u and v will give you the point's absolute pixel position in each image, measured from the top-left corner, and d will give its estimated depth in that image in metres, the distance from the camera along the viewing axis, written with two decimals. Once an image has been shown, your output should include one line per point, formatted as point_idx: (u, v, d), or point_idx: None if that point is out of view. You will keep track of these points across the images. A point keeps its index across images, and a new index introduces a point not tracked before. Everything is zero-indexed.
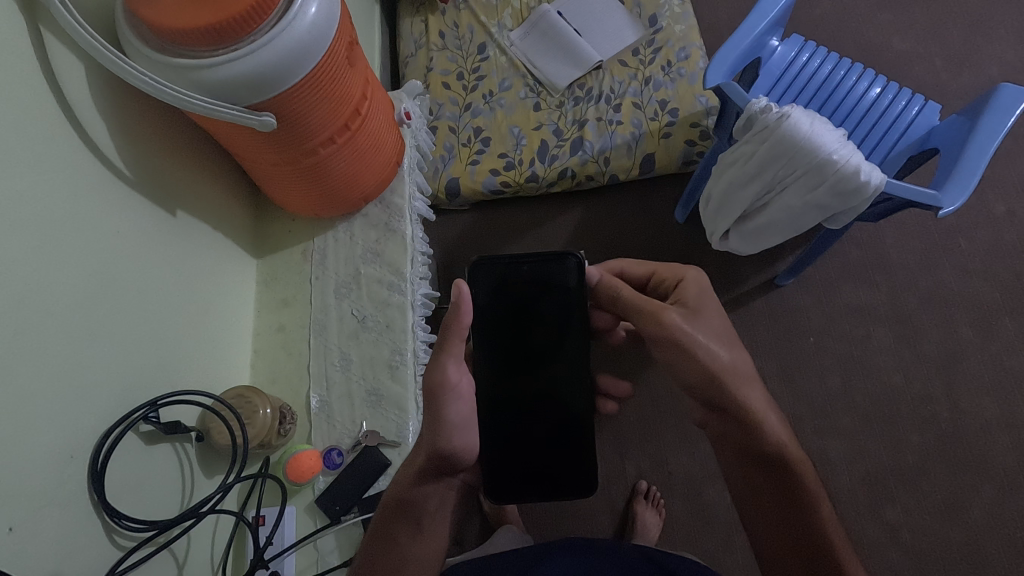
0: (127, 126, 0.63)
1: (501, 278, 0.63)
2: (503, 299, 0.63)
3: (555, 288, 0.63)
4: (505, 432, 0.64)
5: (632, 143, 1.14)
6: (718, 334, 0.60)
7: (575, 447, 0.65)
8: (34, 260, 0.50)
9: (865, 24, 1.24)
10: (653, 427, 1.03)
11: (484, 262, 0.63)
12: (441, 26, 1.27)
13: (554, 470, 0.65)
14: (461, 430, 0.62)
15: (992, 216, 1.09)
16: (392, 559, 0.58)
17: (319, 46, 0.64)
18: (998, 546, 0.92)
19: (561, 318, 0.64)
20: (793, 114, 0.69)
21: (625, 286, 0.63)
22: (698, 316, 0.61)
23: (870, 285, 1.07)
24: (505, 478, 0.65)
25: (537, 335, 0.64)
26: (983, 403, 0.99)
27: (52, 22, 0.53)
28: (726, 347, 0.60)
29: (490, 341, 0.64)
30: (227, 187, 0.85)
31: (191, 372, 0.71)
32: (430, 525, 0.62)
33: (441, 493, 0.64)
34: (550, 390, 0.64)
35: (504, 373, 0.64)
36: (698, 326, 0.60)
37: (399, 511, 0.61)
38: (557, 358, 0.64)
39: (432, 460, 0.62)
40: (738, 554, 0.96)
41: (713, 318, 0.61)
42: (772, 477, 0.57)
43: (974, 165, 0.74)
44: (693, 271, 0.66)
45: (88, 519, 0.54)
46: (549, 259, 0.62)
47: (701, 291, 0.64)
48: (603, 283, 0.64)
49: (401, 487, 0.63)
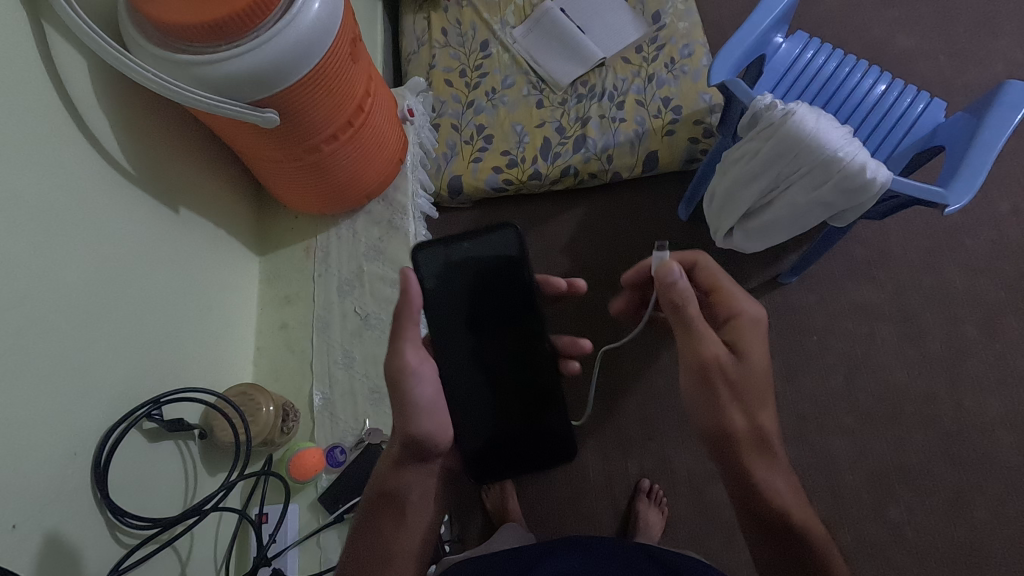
0: (129, 122, 0.63)
1: (445, 262, 0.63)
2: (452, 281, 0.63)
3: (498, 262, 0.64)
4: (477, 417, 0.65)
5: (635, 140, 1.13)
6: (754, 385, 0.60)
7: (543, 417, 0.68)
8: (37, 257, 0.50)
9: (870, 21, 1.23)
10: (656, 425, 1.03)
11: (426, 249, 0.62)
12: (444, 23, 1.26)
13: (527, 442, 0.68)
14: (429, 413, 0.60)
15: (998, 214, 1.08)
16: (379, 554, 0.57)
17: (323, 42, 0.64)
18: (1001, 545, 0.92)
19: (511, 291, 0.64)
20: (798, 111, 0.69)
21: (695, 303, 0.61)
22: (739, 362, 0.60)
23: (874, 284, 1.07)
24: (486, 460, 0.67)
25: (491, 314, 0.64)
26: (988, 402, 0.99)
27: (55, 17, 0.53)
28: (755, 402, 0.59)
29: (446, 326, 0.63)
30: (230, 183, 0.85)
31: (195, 370, 0.71)
32: (415, 515, 0.60)
33: (422, 479, 0.62)
34: (515, 367, 0.65)
35: (466, 357, 0.64)
36: (736, 372, 0.60)
37: (383, 504, 0.60)
38: (515, 333, 0.65)
39: (409, 448, 0.61)
40: (741, 553, 0.96)
41: (756, 365, 0.60)
42: (782, 538, 0.56)
43: (981, 162, 0.73)
44: (754, 309, 0.63)
45: (91, 517, 0.53)
46: (487, 233, 0.63)
47: (751, 333, 0.62)
48: (678, 287, 0.60)
49: (381, 478, 0.61)
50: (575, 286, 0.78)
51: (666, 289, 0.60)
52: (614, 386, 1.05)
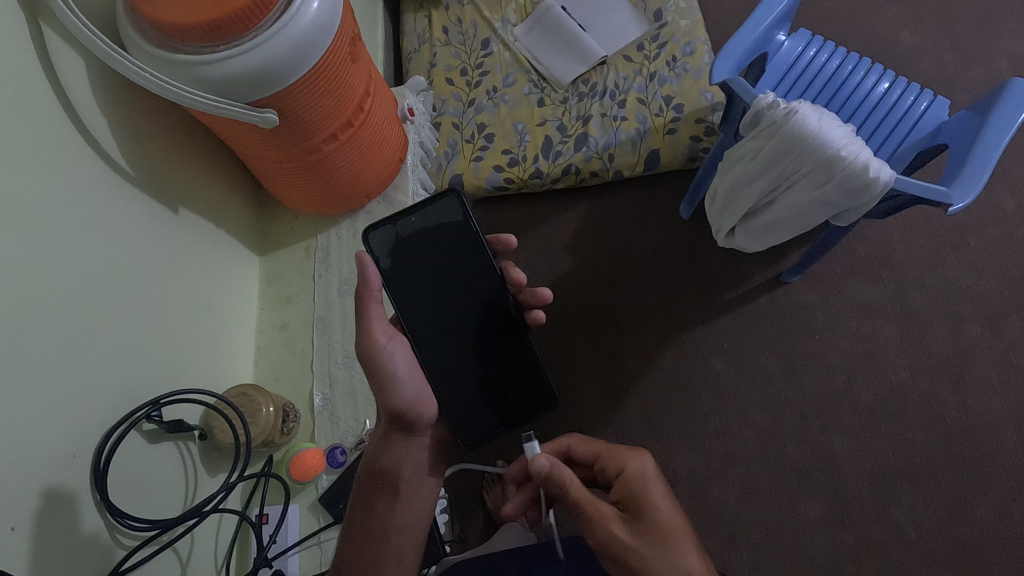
0: (127, 122, 0.63)
1: (397, 238, 0.65)
2: (406, 256, 0.65)
3: (446, 228, 0.66)
4: (455, 376, 0.66)
5: (636, 139, 1.13)
6: (668, 538, 0.52)
7: (519, 370, 0.68)
8: (35, 259, 0.49)
9: (874, 19, 1.22)
10: (657, 424, 1.02)
11: (376, 229, 0.65)
12: (445, 21, 1.26)
13: (509, 398, 0.68)
14: (408, 382, 0.64)
15: (1002, 213, 1.08)
16: (376, 529, 0.61)
17: (322, 41, 0.64)
18: (1005, 545, 0.91)
19: (464, 254, 0.66)
20: (800, 110, 0.69)
21: (576, 480, 0.56)
22: (644, 521, 0.53)
23: (877, 283, 1.07)
24: (472, 421, 0.67)
25: (449, 280, 0.66)
26: (991, 401, 0.99)
27: (52, 16, 0.53)
28: (670, 551, 0.51)
29: (408, 298, 0.65)
30: (230, 183, 0.85)
31: (196, 371, 0.71)
32: (408, 489, 0.64)
33: (413, 454, 0.66)
34: (484, 328, 0.66)
35: (432, 322, 0.66)
36: (645, 535, 0.52)
37: (377, 481, 0.64)
38: (477, 294, 0.66)
39: (392, 421, 0.65)
40: (743, 554, 0.95)
41: (664, 518, 0.53)
42: None
43: (985, 160, 0.72)
44: (637, 457, 0.58)
45: (90, 519, 0.53)
46: (429, 203, 0.65)
47: (645, 482, 0.56)
48: (552, 474, 0.56)
49: (372, 456, 0.66)
50: (511, 276, 0.71)
51: (544, 480, 0.57)
52: (616, 385, 1.05)
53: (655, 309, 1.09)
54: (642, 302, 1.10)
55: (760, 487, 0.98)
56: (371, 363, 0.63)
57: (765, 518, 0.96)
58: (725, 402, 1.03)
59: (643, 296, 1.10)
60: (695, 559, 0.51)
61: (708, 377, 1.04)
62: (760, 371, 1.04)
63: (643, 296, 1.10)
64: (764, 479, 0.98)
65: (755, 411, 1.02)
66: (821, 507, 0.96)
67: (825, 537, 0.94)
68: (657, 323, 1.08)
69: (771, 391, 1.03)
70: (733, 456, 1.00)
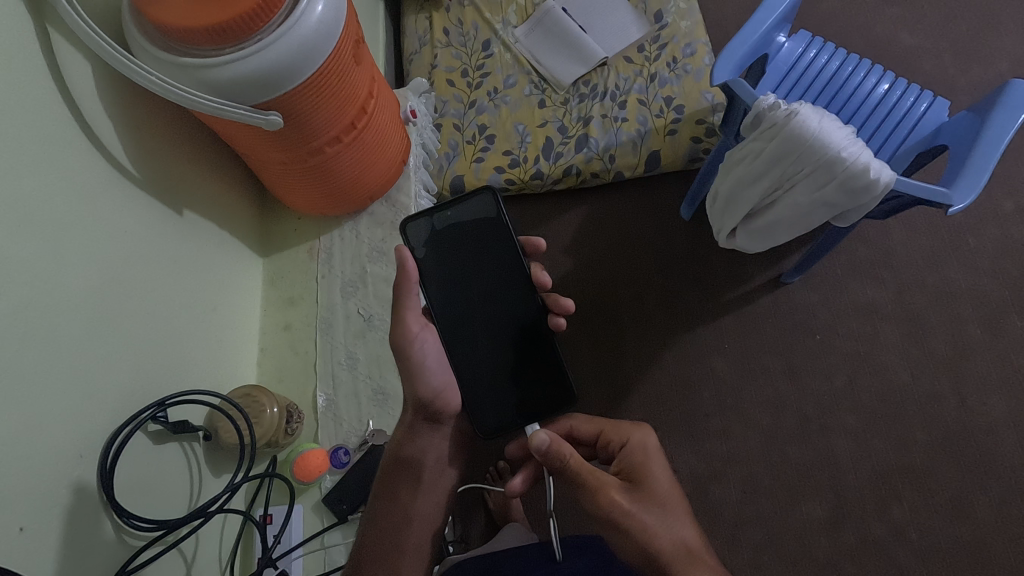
0: (133, 126, 0.63)
1: (431, 230, 0.67)
2: (439, 248, 0.66)
3: (479, 224, 0.67)
4: (478, 369, 0.66)
5: (637, 140, 1.13)
6: (666, 507, 0.54)
7: (542, 367, 0.66)
8: (44, 262, 0.50)
9: (873, 20, 1.23)
10: (659, 423, 1.03)
11: (413, 221, 0.66)
12: (445, 23, 1.27)
13: (531, 393, 0.66)
14: (435, 371, 0.66)
15: (1001, 213, 1.08)
16: (398, 516, 0.64)
17: (326, 44, 0.64)
18: (1004, 545, 0.92)
19: (495, 250, 0.66)
20: (801, 111, 0.69)
21: (575, 453, 0.55)
22: (642, 489, 0.55)
23: (877, 282, 1.07)
24: (490, 412, 0.66)
25: (480, 274, 0.66)
26: (992, 401, 0.99)
27: (59, 20, 0.54)
28: (671, 521, 0.53)
29: (438, 288, 0.66)
30: (233, 184, 0.86)
31: (198, 372, 0.71)
32: (430, 477, 0.67)
33: (437, 443, 0.68)
34: (508, 321, 0.66)
35: (459, 313, 0.66)
36: (645, 504, 0.54)
37: (400, 469, 0.66)
38: (503, 290, 0.66)
39: (419, 411, 0.67)
40: (744, 554, 0.95)
41: (664, 489, 0.55)
42: None
43: (985, 160, 0.73)
44: (639, 432, 0.60)
45: (97, 521, 0.53)
46: (465, 197, 0.66)
47: (646, 456, 0.58)
48: (552, 448, 0.55)
49: (397, 445, 0.67)
50: (538, 279, 0.67)
51: (543, 457, 0.56)
52: (617, 385, 1.05)
53: (656, 310, 1.09)
54: (643, 301, 1.10)
55: (761, 486, 0.98)
56: (402, 349, 0.65)
57: (766, 517, 0.96)
58: (725, 402, 1.03)
59: (644, 295, 1.10)
60: (689, 529, 0.53)
61: (709, 377, 1.05)
62: (760, 371, 1.04)
63: (645, 295, 1.10)
64: (764, 479, 0.98)
65: (757, 411, 1.02)
66: (821, 508, 0.96)
67: (825, 537, 0.95)
68: (659, 323, 1.08)
69: (772, 392, 1.03)
70: (734, 456, 1.00)
